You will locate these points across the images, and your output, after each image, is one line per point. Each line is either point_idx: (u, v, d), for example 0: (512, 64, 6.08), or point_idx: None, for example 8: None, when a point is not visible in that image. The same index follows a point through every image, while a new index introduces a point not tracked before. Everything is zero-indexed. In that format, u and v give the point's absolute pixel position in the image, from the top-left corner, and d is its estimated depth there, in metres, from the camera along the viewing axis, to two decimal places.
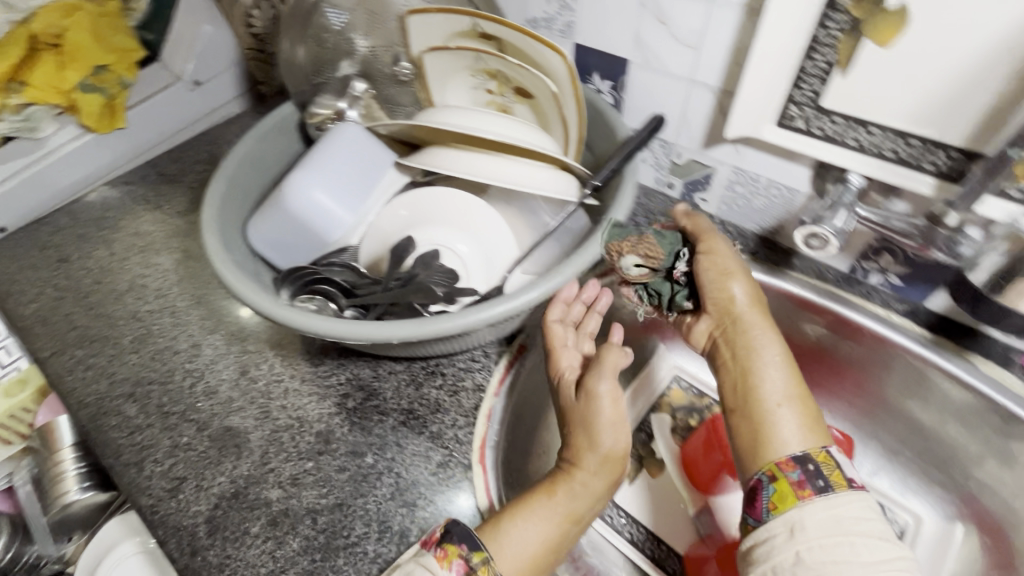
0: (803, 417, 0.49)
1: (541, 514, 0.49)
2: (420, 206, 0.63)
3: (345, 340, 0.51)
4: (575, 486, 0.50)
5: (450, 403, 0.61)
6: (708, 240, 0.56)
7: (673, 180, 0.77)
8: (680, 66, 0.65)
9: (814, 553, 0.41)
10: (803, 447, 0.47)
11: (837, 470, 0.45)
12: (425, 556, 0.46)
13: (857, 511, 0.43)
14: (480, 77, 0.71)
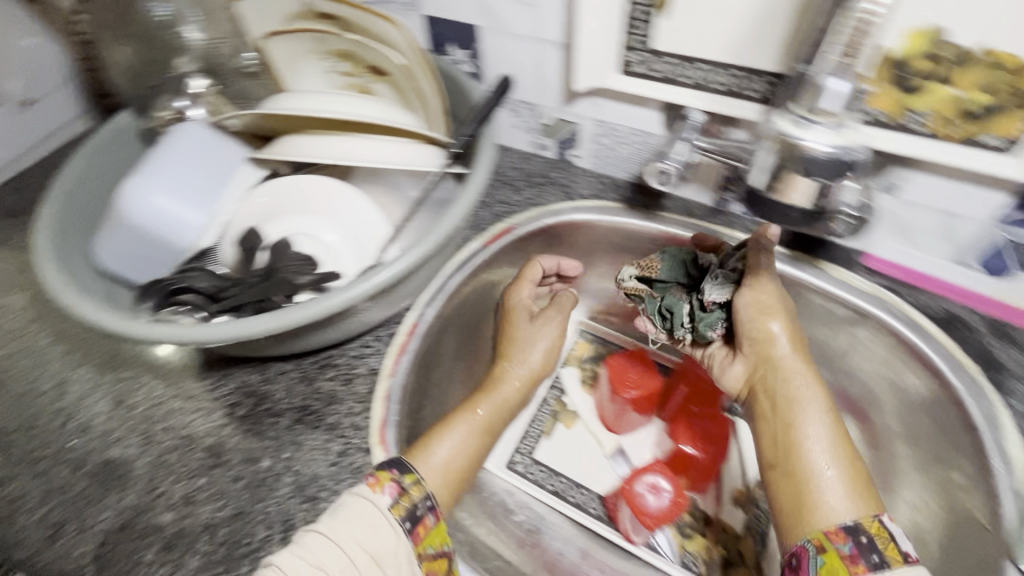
0: (853, 481, 0.47)
1: (461, 430, 0.58)
2: (277, 196, 0.61)
3: (207, 345, 0.49)
4: (490, 398, 0.62)
5: (344, 392, 0.60)
6: (758, 273, 0.57)
7: (546, 140, 0.79)
8: (524, 27, 0.66)
9: None
10: (853, 514, 0.45)
11: (893, 543, 0.42)
12: (358, 486, 0.49)
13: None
14: (331, 59, 0.69)
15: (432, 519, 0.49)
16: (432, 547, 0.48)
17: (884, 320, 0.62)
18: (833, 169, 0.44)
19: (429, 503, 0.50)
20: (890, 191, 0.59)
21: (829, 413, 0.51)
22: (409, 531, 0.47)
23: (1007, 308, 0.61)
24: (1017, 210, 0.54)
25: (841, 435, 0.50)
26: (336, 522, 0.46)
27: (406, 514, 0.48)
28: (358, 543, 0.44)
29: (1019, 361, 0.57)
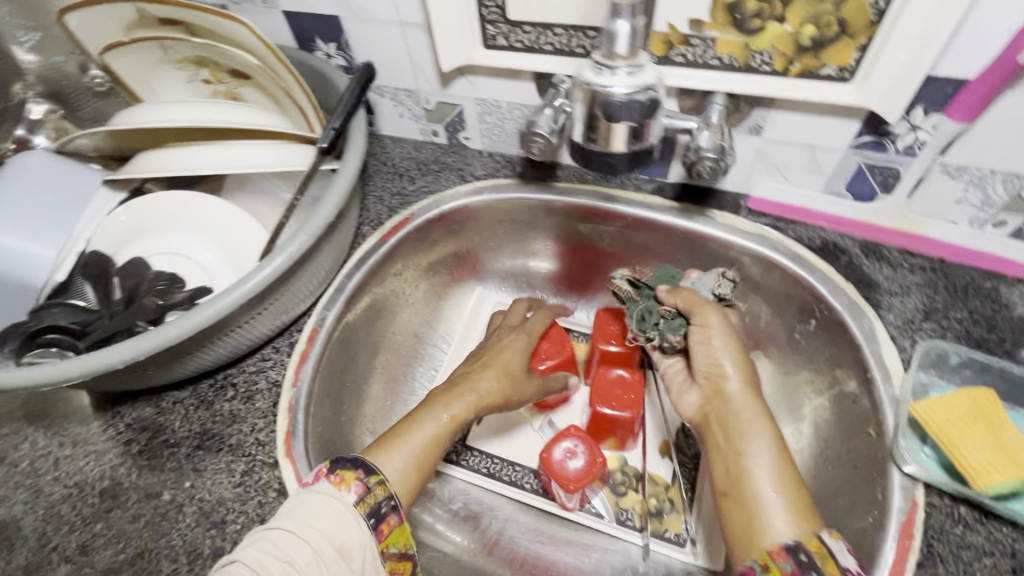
0: (794, 503, 0.45)
1: (425, 429, 0.52)
2: (139, 214, 0.60)
3: (70, 382, 0.46)
4: (464, 395, 0.55)
5: (244, 411, 0.58)
6: (702, 308, 0.56)
7: (433, 126, 0.78)
8: (384, 12, 0.64)
9: None
10: (795, 535, 0.43)
11: (831, 559, 0.41)
12: (320, 485, 0.44)
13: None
14: (188, 67, 0.66)
15: (397, 517, 0.45)
16: (395, 546, 0.45)
17: (769, 256, 0.64)
18: (633, 112, 0.43)
19: (394, 502, 0.46)
20: (757, 133, 0.61)
21: (777, 443, 0.49)
22: (373, 527, 0.44)
23: (874, 229, 0.64)
24: (868, 134, 0.57)
25: (786, 462, 0.48)
26: (297, 520, 0.42)
27: (371, 511, 0.44)
28: (324, 538, 0.41)
29: (890, 277, 0.61)
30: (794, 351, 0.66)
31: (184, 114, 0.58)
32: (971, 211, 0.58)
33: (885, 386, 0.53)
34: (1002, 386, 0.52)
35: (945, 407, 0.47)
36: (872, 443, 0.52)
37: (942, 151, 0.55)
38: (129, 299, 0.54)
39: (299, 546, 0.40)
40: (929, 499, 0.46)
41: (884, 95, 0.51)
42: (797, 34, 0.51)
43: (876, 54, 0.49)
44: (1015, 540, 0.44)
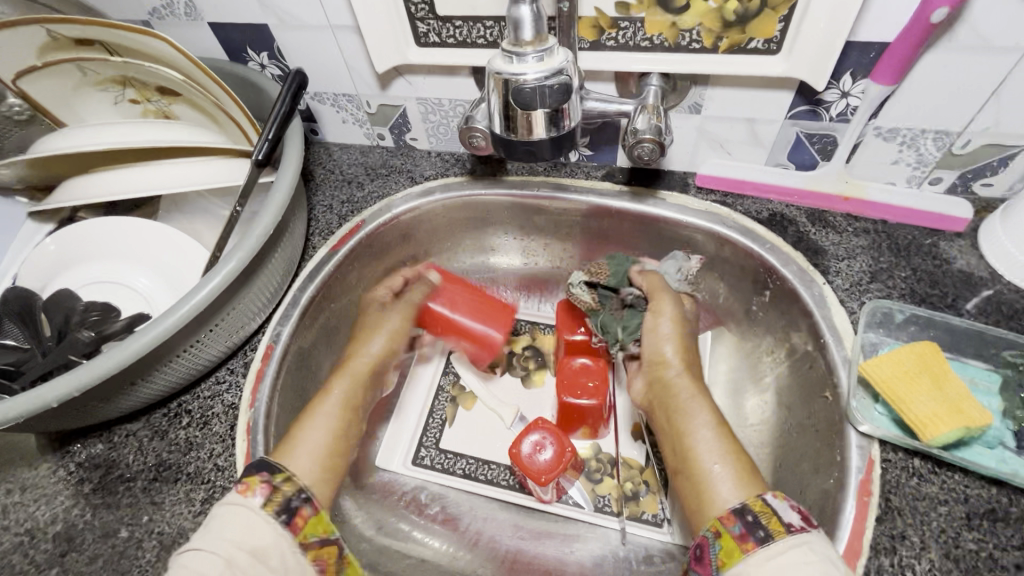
0: (739, 469, 0.47)
1: (326, 416, 0.56)
2: (69, 243, 0.58)
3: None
4: (348, 373, 0.61)
5: (202, 437, 0.56)
6: (658, 300, 0.61)
7: (379, 130, 0.76)
8: (312, 17, 0.63)
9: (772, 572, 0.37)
10: (741, 498, 0.44)
11: (777, 516, 0.41)
12: (227, 496, 0.44)
13: (801, 559, 0.38)
14: (113, 88, 0.64)
15: (311, 508, 0.46)
16: (315, 535, 0.45)
17: (720, 232, 0.65)
18: (545, 97, 0.43)
19: (306, 494, 0.46)
20: (697, 111, 0.62)
21: (721, 420, 0.52)
22: (287, 523, 0.44)
23: (820, 198, 0.64)
24: (801, 105, 0.58)
25: (728, 435, 0.50)
26: (206, 535, 0.41)
27: (280, 507, 0.44)
28: (233, 545, 0.41)
29: (836, 242, 0.62)
30: (753, 323, 0.67)
31: (106, 136, 0.56)
32: (906, 169, 0.61)
33: (837, 349, 0.54)
34: (947, 338, 0.53)
35: (891, 363, 0.48)
36: (829, 405, 0.53)
37: (874, 115, 0.57)
38: (59, 333, 0.51)
39: (208, 558, 0.39)
40: (884, 455, 0.48)
41: (811, 64, 0.52)
42: (721, 9, 0.51)
43: (798, 25, 0.50)
44: (967, 485, 0.45)
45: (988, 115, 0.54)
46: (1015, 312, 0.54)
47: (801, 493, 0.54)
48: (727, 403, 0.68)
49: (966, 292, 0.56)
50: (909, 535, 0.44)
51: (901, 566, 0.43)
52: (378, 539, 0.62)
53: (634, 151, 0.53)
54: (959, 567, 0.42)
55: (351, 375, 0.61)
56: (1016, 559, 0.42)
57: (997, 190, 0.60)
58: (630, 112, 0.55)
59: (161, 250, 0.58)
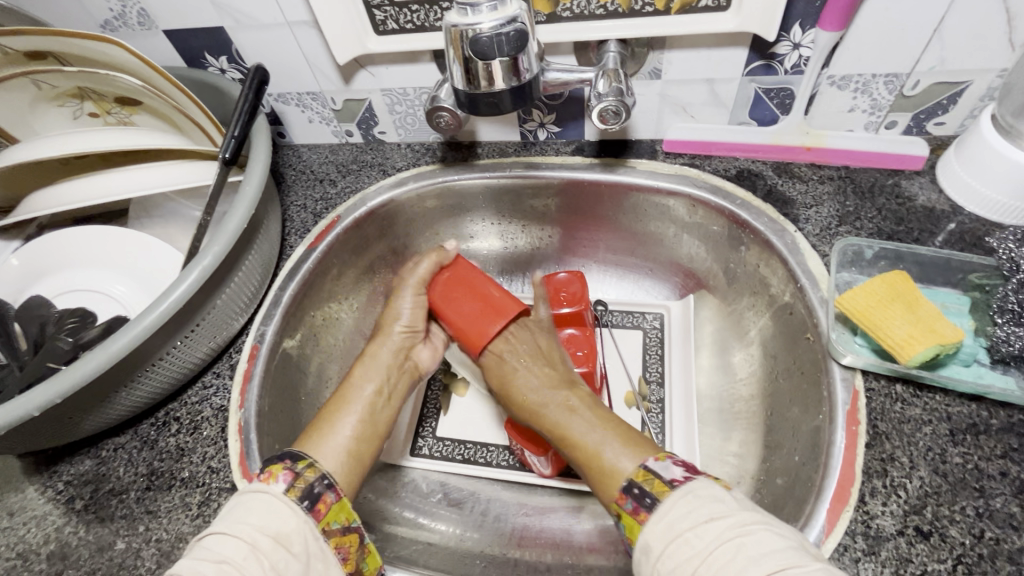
0: (624, 440, 0.47)
1: (355, 406, 0.54)
2: (35, 257, 0.58)
3: None
4: (376, 361, 0.58)
5: (193, 441, 0.56)
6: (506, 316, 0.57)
7: (347, 127, 0.76)
8: (267, 15, 0.62)
9: (679, 546, 0.38)
10: (627, 473, 0.44)
11: (658, 478, 0.42)
12: (251, 486, 0.44)
13: (688, 507, 0.39)
14: (69, 102, 0.64)
15: (334, 495, 0.45)
16: (337, 523, 0.45)
17: (692, 193, 0.66)
18: (502, 46, 0.44)
19: (329, 480, 0.46)
20: (657, 76, 0.63)
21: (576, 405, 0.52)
22: (309, 509, 0.44)
23: (783, 150, 0.65)
24: (756, 61, 0.60)
25: (592, 411, 0.51)
26: (231, 518, 0.42)
27: (304, 494, 0.44)
28: (257, 530, 0.41)
29: (803, 191, 0.63)
30: (732, 280, 0.68)
31: (61, 145, 0.55)
32: (862, 116, 0.63)
33: (814, 291, 0.56)
34: (917, 270, 0.56)
35: (865, 294, 0.50)
36: (812, 346, 0.55)
37: (825, 65, 0.59)
38: (37, 345, 0.52)
39: (232, 541, 0.40)
40: (867, 384, 0.49)
41: (761, 17, 0.54)
42: None
43: None
44: (949, 404, 0.47)
45: (932, 54, 0.56)
46: (978, 240, 0.57)
47: (794, 435, 0.55)
48: (715, 361, 0.69)
49: (931, 226, 0.58)
50: (898, 456, 0.45)
51: (893, 486, 0.44)
52: (385, 527, 0.61)
53: (599, 113, 0.54)
54: (947, 481, 0.44)
55: (375, 364, 0.58)
56: (1000, 467, 0.44)
57: (950, 128, 0.63)
58: (592, 79, 0.56)
59: (129, 257, 0.58)
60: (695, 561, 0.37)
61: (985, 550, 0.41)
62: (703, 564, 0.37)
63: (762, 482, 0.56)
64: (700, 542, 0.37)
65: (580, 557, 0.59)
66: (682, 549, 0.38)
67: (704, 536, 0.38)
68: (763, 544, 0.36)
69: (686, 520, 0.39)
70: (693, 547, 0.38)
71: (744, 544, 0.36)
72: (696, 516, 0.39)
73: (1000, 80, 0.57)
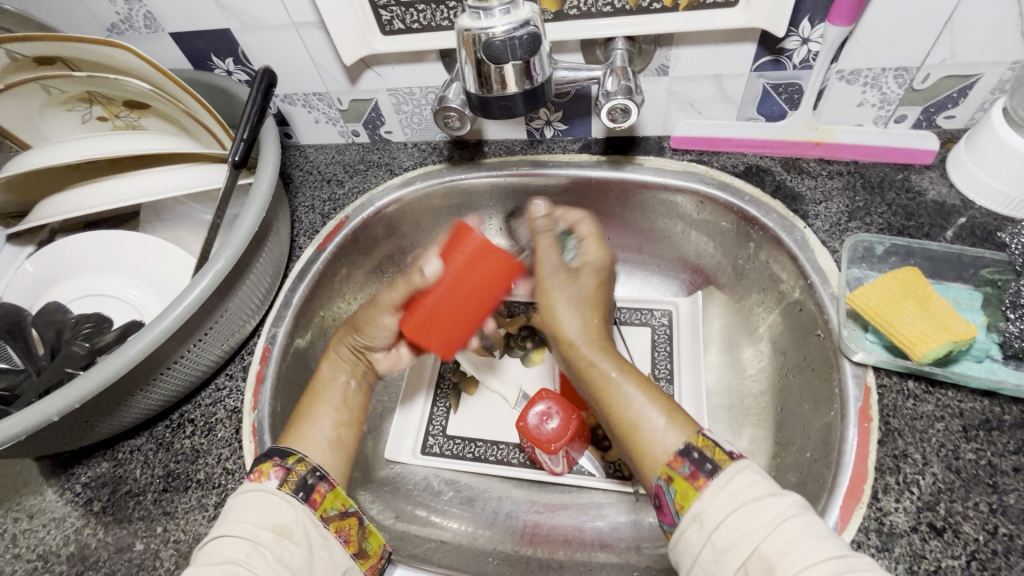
0: (672, 411, 0.47)
1: (328, 400, 0.54)
2: (50, 263, 0.59)
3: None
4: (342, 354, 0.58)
5: (207, 443, 0.56)
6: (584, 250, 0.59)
7: (353, 126, 0.76)
8: (273, 16, 0.62)
9: (738, 519, 0.37)
10: (683, 438, 0.44)
11: (718, 447, 0.42)
12: (243, 485, 0.45)
13: (747, 481, 0.40)
14: (79, 107, 0.64)
15: (328, 484, 0.46)
16: (334, 509, 0.46)
17: (700, 189, 0.66)
18: (516, 50, 0.44)
19: (320, 471, 0.46)
20: (665, 72, 0.62)
21: (623, 368, 0.50)
22: (304, 500, 0.44)
23: (792, 145, 0.65)
24: (764, 56, 0.59)
25: (640, 381, 0.50)
26: (228, 520, 0.42)
27: (298, 486, 0.45)
28: (255, 525, 0.41)
29: (812, 186, 0.63)
30: (741, 276, 0.68)
31: (71, 151, 0.55)
32: (872, 110, 0.63)
33: (825, 287, 0.56)
34: (927, 266, 0.56)
35: (877, 291, 0.50)
36: (823, 342, 0.55)
37: (834, 59, 0.59)
38: (53, 350, 0.52)
39: (231, 539, 0.40)
40: (879, 380, 0.50)
41: (770, 14, 0.53)
42: None
43: None
44: (961, 400, 0.47)
45: (943, 47, 0.55)
46: (989, 235, 0.56)
47: (805, 432, 0.55)
48: (724, 358, 0.69)
49: (941, 221, 0.58)
50: (911, 453, 0.46)
51: (906, 483, 0.44)
52: (398, 525, 0.62)
53: (608, 111, 0.54)
54: (960, 477, 0.44)
55: (343, 358, 0.58)
56: (1014, 463, 0.44)
57: (960, 122, 0.62)
58: (600, 77, 0.56)
59: (141, 262, 0.58)
60: (757, 535, 0.36)
61: (999, 546, 0.41)
62: (766, 539, 0.36)
63: (773, 478, 0.57)
64: (762, 515, 0.37)
65: (592, 554, 0.60)
66: (743, 522, 0.37)
67: (766, 510, 0.37)
68: (822, 525, 0.37)
69: (747, 493, 0.39)
70: (756, 520, 0.37)
71: (808, 523, 0.36)
72: (756, 491, 0.39)
73: (1012, 73, 0.56)
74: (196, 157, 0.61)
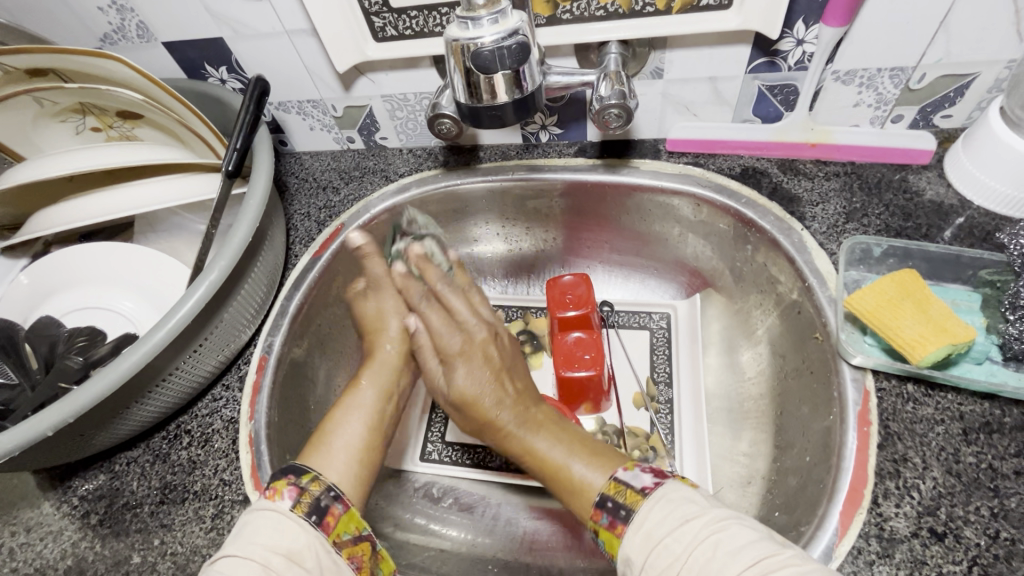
0: (592, 459, 0.48)
1: (357, 413, 0.55)
2: (43, 275, 0.59)
3: None
4: (378, 367, 0.59)
5: (204, 454, 0.56)
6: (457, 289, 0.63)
7: (348, 133, 0.75)
8: (266, 24, 0.62)
9: (659, 554, 0.38)
10: (600, 486, 0.45)
11: (630, 488, 0.43)
12: (257, 503, 0.44)
13: (661, 513, 0.40)
14: (72, 118, 0.64)
15: (342, 506, 0.46)
16: (348, 533, 0.45)
17: (696, 192, 0.66)
18: (504, 59, 0.44)
19: (334, 492, 0.46)
20: (659, 75, 0.62)
21: (535, 423, 0.54)
22: (318, 523, 0.44)
23: (788, 147, 0.65)
24: (759, 58, 0.59)
25: (553, 427, 0.53)
26: (239, 541, 0.42)
27: (311, 508, 0.44)
28: (267, 549, 0.41)
29: (809, 188, 0.63)
30: (738, 279, 0.68)
31: (62, 163, 0.55)
32: (868, 110, 0.62)
33: (822, 290, 0.56)
34: (926, 267, 0.55)
35: (874, 293, 0.49)
36: (821, 346, 0.54)
37: (829, 60, 0.58)
38: (47, 364, 0.52)
39: (243, 562, 0.40)
40: (878, 384, 0.49)
41: (762, 16, 0.53)
42: None
43: None
44: (961, 403, 0.47)
45: (939, 46, 0.55)
46: (988, 235, 0.56)
47: (805, 436, 0.54)
48: (723, 360, 0.68)
49: (939, 221, 0.58)
50: (911, 457, 0.45)
51: (906, 488, 0.44)
52: (397, 534, 0.62)
53: (601, 116, 0.54)
54: (961, 481, 0.44)
55: (381, 369, 0.59)
56: (1015, 466, 0.44)
57: (957, 121, 0.62)
58: (593, 81, 0.55)
59: (134, 273, 0.58)
60: (675, 566, 0.38)
61: (1001, 551, 0.40)
62: (684, 568, 0.37)
63: (774, 482, 0.56)
64: (677, 547, 0.38)
65: (592, 560, 0.59)
66: (663, 556, 0.38)
67: (682, 538, 0.38)
68: (741, 535, 0.38)
69: (664, 526, 0.40)
70: (675, 549, 0.38)
71: (721, 540, 0.38)
72: (672, 520, 0.40)
73: (1009, 71, 0.56)
74: (190, 167, 0.60)
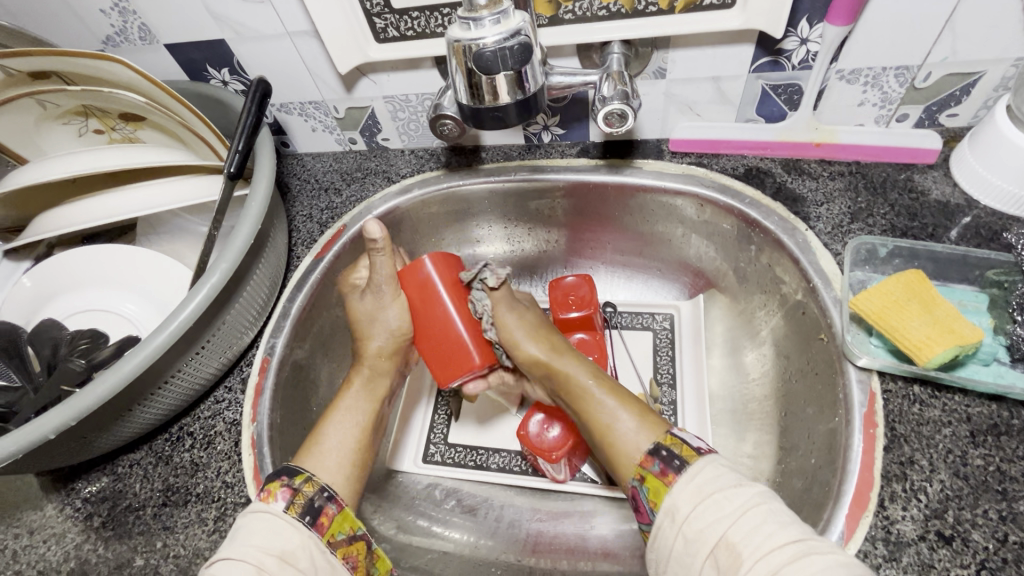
0: (637, 418, 0.49)
1: (347, 419, 0.55)
2: (46, 278, 0.59)
3: None
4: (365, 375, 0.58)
5: (207, 456, 0.56)
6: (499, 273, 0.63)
7: (350, 134, 0.75)
8: (267, 26, 0.62)
9: (706, 510, 0.40)
10: (651, 439, 0.46)
11: (685, 443, 0.45)
12: (251, 505, 0.45)
13: (715, 472, 0.42)
14: (74, 120, 0.64)
15: (335, 506, 0.46)
16: (342, 532, 0.45)
17: (700, 192, 0.65)
18: (506, 60, 0.44)
19: (327, 492, 0.46)
20: (662, 75, 0.62)
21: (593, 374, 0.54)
22: (311, 524, 0.44)
23: (792, 146, 0.64)
24: (763, 57, 0.59)
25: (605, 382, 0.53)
26: (233, 543, 0.42)
27: (304, 509, 0.44)
28: (261, 551, 0.41)
29: (814, 188, 0.62)
30: (742, 280, 0.68)
31: (64, 166, 0.55)
32: (873, 109, 0.62)
33: (828, 291, 0.55)
34: (932, 267, 0.55)
35: (880, 295, 0.49)
36: (826, 346, 0.54)
37: (834, 59, 0.58)
38: (50, 366, 0.52)
39: (237, 565, 0.40)
40: (884, 386, 0.49)
41: (766, 15, 0.53)
42: None
43: None
44: (968, 405, 0.47)
45: (944, 45, 0.55)
46: (995, 235, 0.55)
47: (809, 437, 0.54)
48: (727, 361, 0.68)
49: (946, 221, 0.57)
50: (917, 460, 0.45)
51: (913, 490, 0.44)
52: (399, 536, 0.61)
53: (605, 116, 0.53)
54: (969, 484, 0.43)
55: (372, 375, 0.58)
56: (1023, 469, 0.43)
57: (963, 119, 0.61)
58: (596, 81, 0.55)
59: (133, 275, 0.58)
60: (723, 523, 0.39)
61: (1009, 555, 0.40)
62: (732, 526, 0.39)
63: (779, 484, 0.56)
64: (728, 505, 0.40)
65: (595, 564, 0.59)
66: (712, 509, 0.40)
67: (733, 499, 0.40)
68: (784, 510, 0.39)
69: (713, 484, 0.41)
70: (722, 509, 0.40)
71: (772, 509, 0.39)
72: (722, 482, 0.41)
73: (1016, 70, 0.55)
74: (192, 169, 0.60)
